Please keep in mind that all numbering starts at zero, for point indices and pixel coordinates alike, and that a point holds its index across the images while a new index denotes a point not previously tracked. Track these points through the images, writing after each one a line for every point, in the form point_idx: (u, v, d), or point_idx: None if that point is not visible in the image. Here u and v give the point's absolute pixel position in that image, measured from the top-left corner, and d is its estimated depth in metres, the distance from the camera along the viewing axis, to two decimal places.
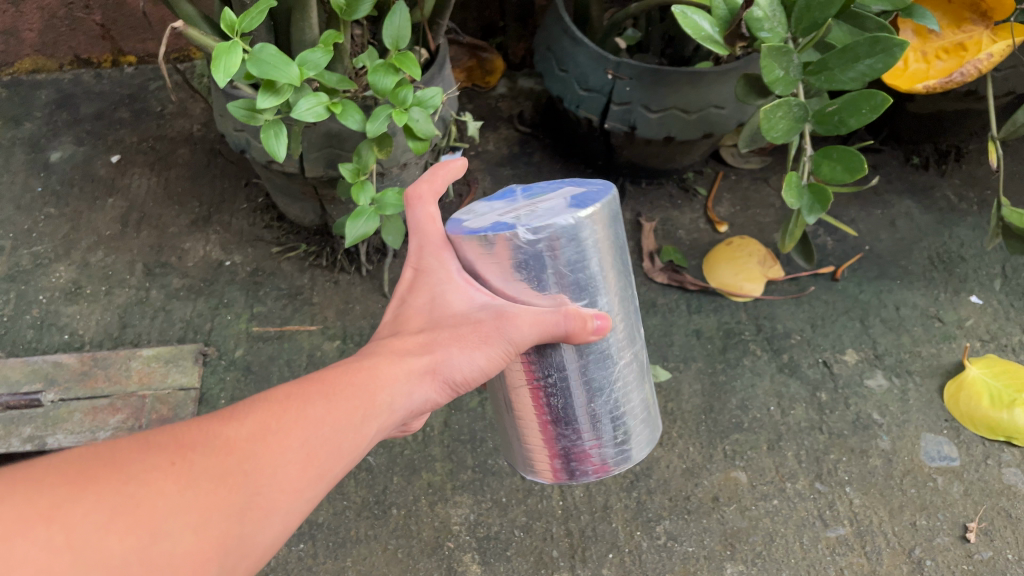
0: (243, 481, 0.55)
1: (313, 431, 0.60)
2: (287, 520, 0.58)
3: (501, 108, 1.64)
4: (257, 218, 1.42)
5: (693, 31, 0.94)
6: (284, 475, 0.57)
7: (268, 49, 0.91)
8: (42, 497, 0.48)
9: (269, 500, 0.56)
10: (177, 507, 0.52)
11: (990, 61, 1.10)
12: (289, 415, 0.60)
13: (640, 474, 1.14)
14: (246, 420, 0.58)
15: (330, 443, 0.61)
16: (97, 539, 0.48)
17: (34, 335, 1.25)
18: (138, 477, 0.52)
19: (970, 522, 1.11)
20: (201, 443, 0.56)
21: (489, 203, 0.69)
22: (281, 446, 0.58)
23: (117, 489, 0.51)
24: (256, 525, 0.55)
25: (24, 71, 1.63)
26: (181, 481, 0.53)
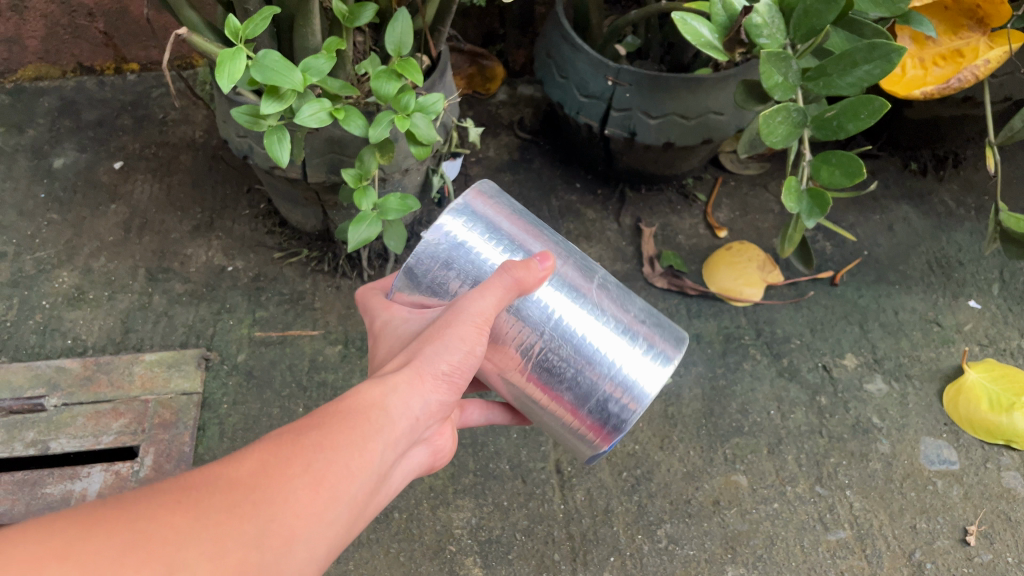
0: (253, 511, 0.54)
1: (318, 457, 0.60)
2: (310, 545, 0.57)
3: (502, 114, 1.65)
4: (259, 223, 1.43)
5: (692, 37, 0.96)
6: (295, 498, 0.57)
7: (272, 55, 0.92)
8: (52, 540, 0.46)
9: (286, 526, 0.55)
10: (190, 536, 0.50)
11: (988, 67, 1.15)
12: (288, 445, 0.60)
13: (641, 477, 1.14)
14: (247, 455, 0.58)
15: (335, 465, 0.60)
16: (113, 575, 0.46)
17: (37, 340, 1.26)
18: (145, 516, 0.50)
19: (969, 526, 1.11)
20: (205, 481, 0.55)
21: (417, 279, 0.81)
22: (288, 474, 0.57)
23: (126, 526, 0.49)
24: (277, 549, 0.54)
25: (27, 78, 1.64)
26: (189, 515, 0.51)
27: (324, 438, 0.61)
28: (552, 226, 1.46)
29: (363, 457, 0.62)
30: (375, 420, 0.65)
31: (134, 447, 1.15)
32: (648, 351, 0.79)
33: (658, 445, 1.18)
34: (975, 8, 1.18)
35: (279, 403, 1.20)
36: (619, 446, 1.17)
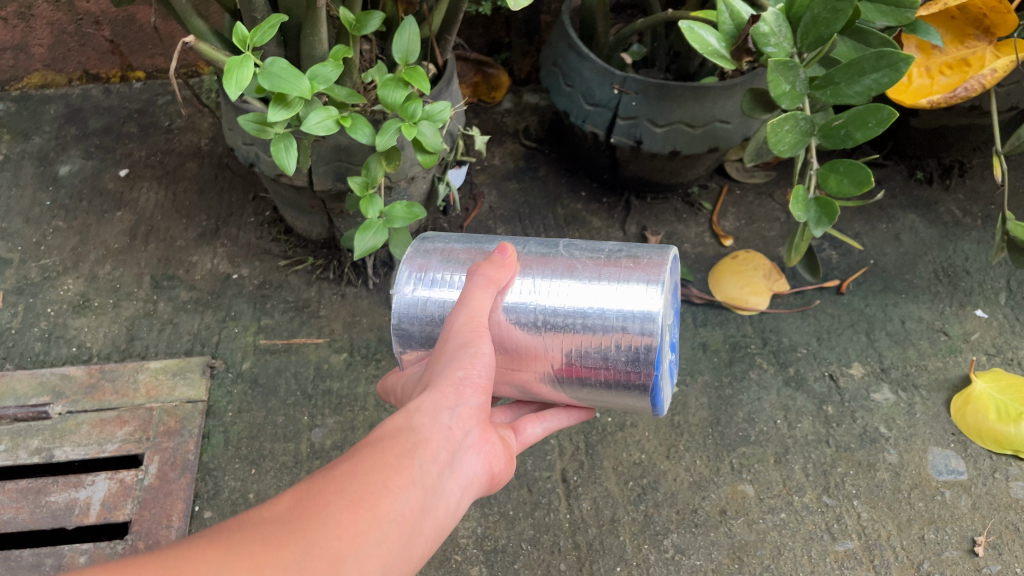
0: (292, 536, 0.51)
1: (352, 480, 0.57)
2: (362, 566, 0.53)
3: (507, 123, 1.65)
4: (264, 231, 1.43)
5: (699, 46, 0.97)
6: (335, 521, 0.53)
7: (279, 63, 0.92)
8: None
9: (330, 547, 0.52)
10: (224, 568, 0.47)
11: (994, 76, 1.11)
12: (321, 474, 0.57)
13: (647, 487, 1.14)
14: (280, 493, 0.55)
15: (372, 486, 0.57)
16: None
17: (42, 348, 1.26)
18: (177, 553, 0.47)
19: (978, 536, 1.11)
20: (236, 522, 0.52)
21: None
22: (324, 500, 0.54)
23: (153, 566, 0.46)
24: (326, 572, 0.50)
25: (33, 86, 1.64)
26: (223, 547, 0.49)
27: (358, 464, 0.59)
28: (557, 235, 1.46)
29: (402, 474, 0.59)
30: (406, 439, 0.63)
31: (138, 455, 1.14)
32: (626, 279, 0.76)
33: (664, 454, 1.17)
34: (981, 17, 1.18)
35: (284, 411, 1.20)
36: (625, 455, 1.17)
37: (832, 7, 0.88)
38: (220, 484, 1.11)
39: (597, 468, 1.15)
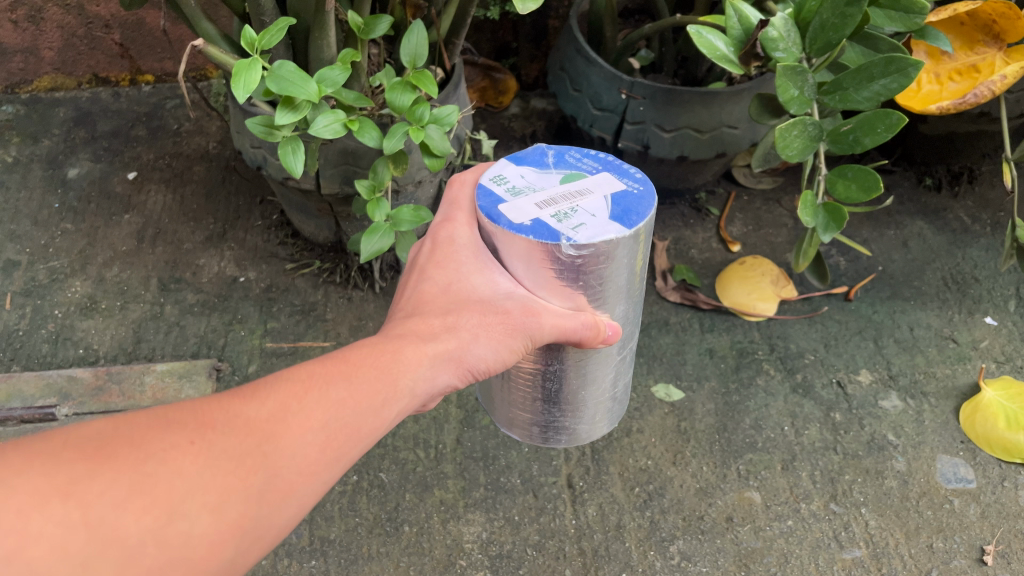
0: (261, 465, 0.56)
1: (333, 413, 0.60)
2: (306, 501, 0.58)
3: (514, 128, 1.66)
4: (272, 235, 1.43)
5: (707, 50, 0.96)
6: (302, 455, 0.58)
7: (287, 66, 0.93)
8: (60, 474, 0.50)
9: (286, 482, 0.57)
10: (192, 488, 0.53)
11: (1004, 82, 1.11)
12: (311, 396, 0.60)
13: (653, 493, 1.13)
14: (268, 397, 0.59)
15: (347, 428, 0.60)
16: (116, 519, 0.50)
17: (49, 349, 1.26)
18: (156, 456, 0.53)
19: (987, 545, 1.09)
20: (221, 423, 0.56)
21: (519, 177, 0.71)
22: (302, 427, 0.58)
23: (132, 467, 0.52)
24: (274, 504, 0.56)
25: (43, 89, 1.65)
26: (199, 460, 0.54)
27: (343, 396, 0.61)
28: None
29: (373, 422, 0.62)
30: (400, 386, 0.64)
31: None
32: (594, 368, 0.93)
33: (670, 460, 1.17)
34: (991, 24, 1.18)
35: None
36: (631, 461, 1.17)
37: (841, 12, 0.88)
38: None
39: (603, 474, 1.15)
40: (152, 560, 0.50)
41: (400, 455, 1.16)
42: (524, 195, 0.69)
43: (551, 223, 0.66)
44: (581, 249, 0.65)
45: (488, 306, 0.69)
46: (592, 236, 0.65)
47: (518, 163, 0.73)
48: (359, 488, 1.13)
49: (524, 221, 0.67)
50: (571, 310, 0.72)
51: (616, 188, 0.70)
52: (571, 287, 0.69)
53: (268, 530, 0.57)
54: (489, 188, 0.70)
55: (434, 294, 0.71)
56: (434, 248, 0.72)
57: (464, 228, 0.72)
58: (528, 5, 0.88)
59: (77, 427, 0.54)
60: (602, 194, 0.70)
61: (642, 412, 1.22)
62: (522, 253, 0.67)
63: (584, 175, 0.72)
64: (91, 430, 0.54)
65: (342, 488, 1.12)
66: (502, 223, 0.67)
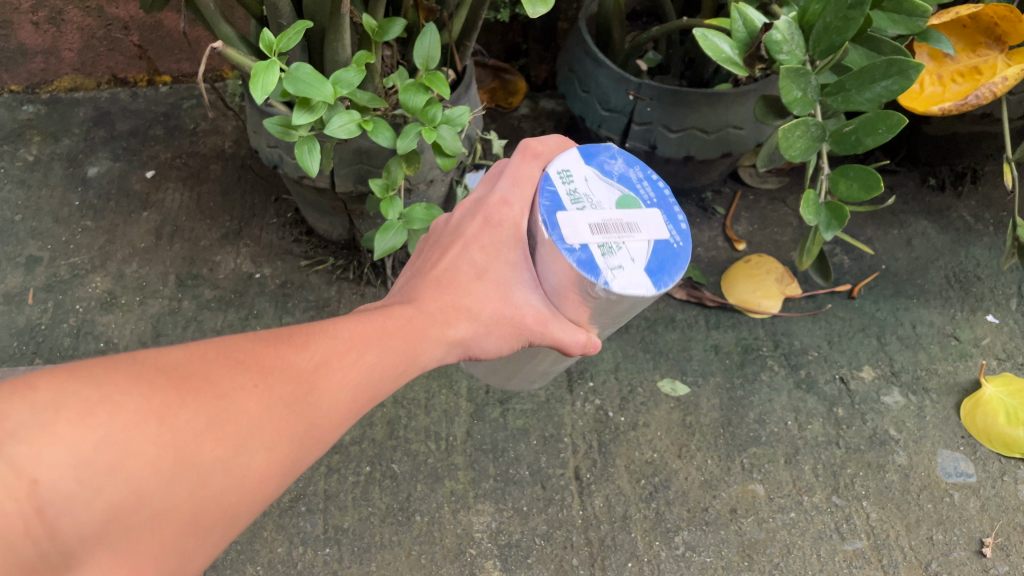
0: (307, 414, 0.58)
1: (365, 374, 0.63)
2: (326, 451, 0.61)
3: (524, 127, 1.68)
4: (286, 232, 1.47)
5: (712, 52, 0.98)
6: (338, 410, 0.60)
7: (304, 69, 0.96)
8: (155, 398, 0.49)
9: (324, 432, 0.59)
10: (258, 426, 0.54)
11: (1004, 84, 1.12)
12: (349, 356, 0.63)
13: (659, 485, 1.16)
14: (315, 350, 0.61)
15: (377, 387, 0.64)
16: (198, 447, 0.50)
17: (71, 343, 1.29)
18: (228, 393, 0.54)
19: (985, 538, 1.12)
20: (278, 370, 0.58)
21: (583, 181, 0.70)
22: (341, 382, 0.61)
23: (211, 399, 0.52)
24: (313, 448, 0.59)
25: (62, 89, 1.69)
26: (261, 402, 0.55)
27: (380, 357, 0.64)
28: None
29: (395, 382, 0.66)
30: (420, 359, 0.67)
31: None
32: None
33: (676, 453, 1.20)
34: (993, 26, 1.20)
35: None
36: (637, 454, 1.19)
37: (844, 15, 0.91)
38: None
39: (610, 466, 1.18)
40: (219, 487, 0.51)
41: (411, 446, 1.19)
42: (582, 207, 0.68)
43: (596, 254, 0.65)
44: (612, 292, 0.65)
45: (506, 305, 0.71)
46: (626, 287, 0.65)
47: (587, 163, 0.72)
48: (372, 478, 1.15)
49: (575, 243, 0.65)
50: (573, 325, 0.73)
51: (662, 236, 0.69)
52: (581, 308, 0.70)
53: (298, 474, 0.59)
54: (554, 184, 0.69)
55: (465, 273, 0.71)
56: (483, 227, 0.71)
57: (519, 219, 0.71)
58: (538, 9, 0.91)
59: (154, 353, 0.53)
60: (649, 236, 0.68)
61: (648, 406, 1.25)
62: (560, 273, 0.67)
63: (639, 204, 0.70)
64: (166, 357, 0.53)
65: (355, 478, 1.15)
66: (554, 236, 0.66)
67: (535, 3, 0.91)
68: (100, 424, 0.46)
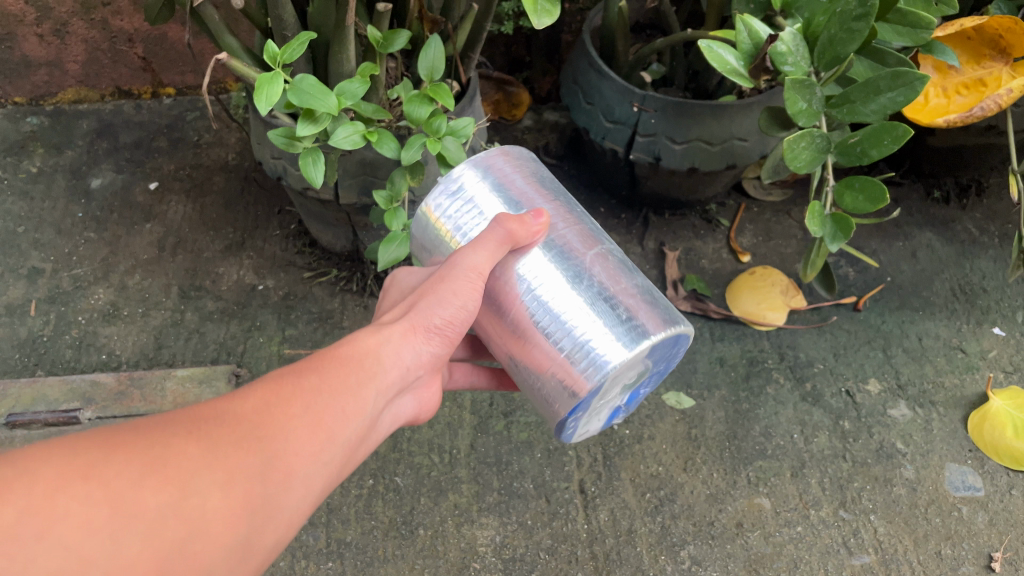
0: (258, 447, 0.58)
1: (310, 400, 0.63)
2: (308, 481, 0.61)
3: (527, 140, 1.68)
4: (289, 244, 1.46)
5: (718, 64, 0.98)
6: (295, 436, 0.60)
7: (308, 80, 0.96)
8: (78, 459, 0.50)
9: (285, 462, 0.59)
10: (204, 467, 0.54)
11: (1010, 96, 1.13)
12: (292, 390, 0.63)
13: (664, 499, 1.15)
14: (250, 394, 0.61)
15: (330, 408, 0.64)
16: (136, 496, 0.50)
17: (73, 355, 1.29)
18: (163, 443, 0.54)
19: (995, 552, 1.11)
20: (215, 416, 0.58)
21: None
22: (287, 416, 0.61)
23: (144, 452, 0.52)
24: (280, 483, 0.58)
25: (66, 101, 1.69)
26: (202, 445, 0.55)
27: (323, 380, 0.66)
28: None
29: (356, 399, 0.67)
30: (369, 365, 0.70)
31: None
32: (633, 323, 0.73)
33: (681, 466, 1.19)
34: (997, 38, 1.20)
35: None
36: (642, 467, 1.18)
37: (849, 27, 0.91)
38: None
39: (615, 479, 1.17)
40: (177, 531, 0.51)
41: (415, 460, 1.18)
42: None
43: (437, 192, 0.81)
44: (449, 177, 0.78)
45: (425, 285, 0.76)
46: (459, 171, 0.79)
47: None
48: (375, 491, 1.14)
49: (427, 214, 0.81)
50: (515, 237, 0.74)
51: None
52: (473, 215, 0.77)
53: (276, 515, 0.58)
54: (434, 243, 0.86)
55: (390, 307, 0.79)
56: None
57: None
58: (543, 20, 0.91)
59: (86, 428, 0.53)
60: None
61: (653, 419, 1.24)
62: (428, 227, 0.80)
63: None
64: (95, 428, 0.53)
65: (359, 492, 1.14)
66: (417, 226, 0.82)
67: (540, 14, 0.91)
68: (20, 496, 0.47)
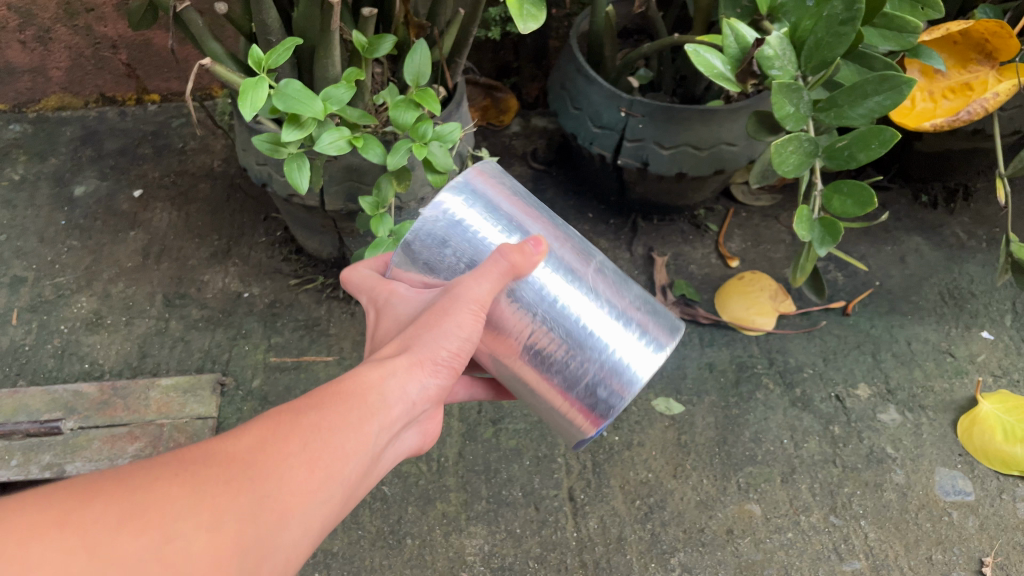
0: (249, 487, 0.56)
1: (306, 437, 0.61)
2: (304, 522, 0.59)
3: (515, 146, 1.68)
4: (275, 251, 1.45)
5: (705, 69, 0.97)
6: (289, 475, 0.58)
7: (293, 85, 0.95)
8: (52, 507, 0.49)
9: (278, 501, 0.57)
10: (186, 509, 0.53)
11: (996, 100, 1.14)
12: (285, 428, 0.61)
13: (654, 506, 1.14)
14: (246, 433, 0.60)
15: (327, 444, 0.62)
16: (112, 541, 0.49)
17: (55, 364, 1.27)
18: (145, 487, 0.53)
19: (985, 557, 1.11)
20: (203, 455, 0.57)
21: None
22: (282, 453, 0.59)
23: (124, 497, 0.52)
24: (273, 522, 0.56)
25: (50, 108, 1.68)
26: (187, 485, 0.54)
27: (321, 418, 0.63)
28: None
29: (355, 436, 0.64)
30: (370, 401, 0.67)
31: None
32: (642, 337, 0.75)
33: (671, 473, 1.18)
34: (984, 42, 1.19)
35: None
36: (632, 474, 1.17)
37: (835, 31, 0.91)
38: None
39: (605, 487, 1.16)
40: None
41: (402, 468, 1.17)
42: None
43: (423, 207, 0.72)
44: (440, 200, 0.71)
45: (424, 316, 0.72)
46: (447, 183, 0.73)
47: None
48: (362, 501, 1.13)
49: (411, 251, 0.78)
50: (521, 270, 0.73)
51: None
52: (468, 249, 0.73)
53: (271, 556, 0.56)
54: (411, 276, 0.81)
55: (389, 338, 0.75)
56: None
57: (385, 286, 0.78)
58: (530, 25, 0.91)
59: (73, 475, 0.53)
60: None
61: (643, 425, 1.23)
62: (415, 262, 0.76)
63: None
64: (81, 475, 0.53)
65: None
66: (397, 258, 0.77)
67: (526, 19, 0.91)
68: None
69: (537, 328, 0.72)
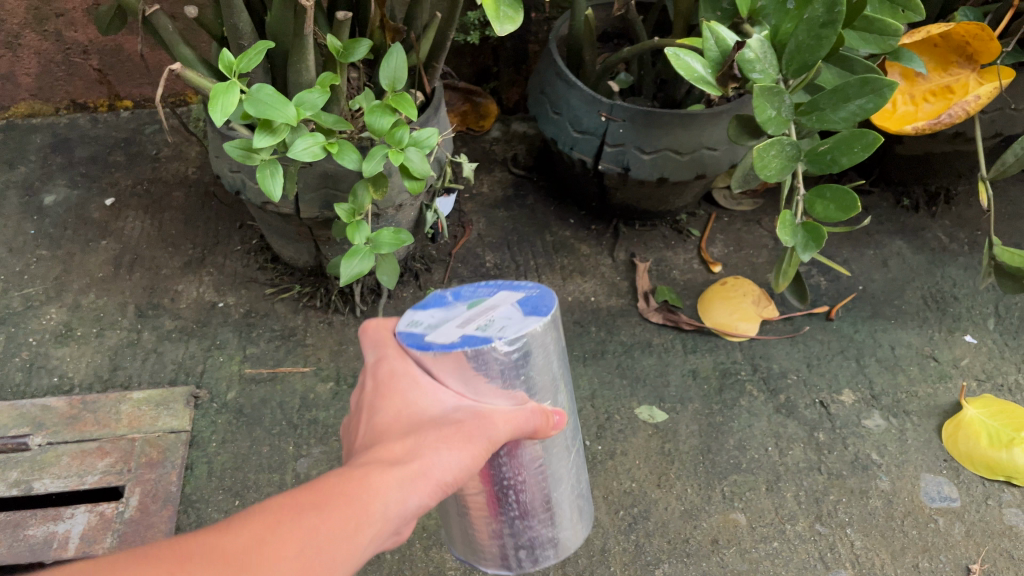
0: None
1: (299, 544, 0.55)
2: None
3: (495, 151, 1.66)
4: (251, 259, 1.42)
5: (685, 72, 0.97)
6: None
7: (265, 90, 0.92)
8: None
9: None
10: None
11: (978, 103, 1.13)
12: (285, 524, 0.56)
13: (638, 516, 1.12)
14: (239, 531, 0.55)
15: (324, 550, 0.56)
16: None
17: (23, 378, 1.24)
18: None
19: (972, 564, 1.09)
20: (195, 556, 0.52)
21: (428, 317, 0.69)
22: (276, 556, 0.54)
23: None
24: None
25: (19, 115, 1.64)
26: None
27: (320, 521, 0.57)
28: (545, 261, 1.46)
29: (349, 545, 0.58)
30: (373, 510, 0.60)
31: (119, 488, 1.12)
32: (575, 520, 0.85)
33: (655, 482, 1.16)
34: (965, 45, 1.19)
35: (269, 441, 1.18)
36: (615, 484, 1.16)
37: (816, 33, 0.89)
38: (204, 516, 1.09)
39: None
40: None
41: None
42: (441, 325, 0.67)
43: (479, 331, 0.64)
44: (511, 341, 0.64)
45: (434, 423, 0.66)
46: (519, 329, 0.64)
47: (421, 307, 0.71)
48: None
49: (454, 338, 0.64)
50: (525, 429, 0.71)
51: (518, 295, 0.70)
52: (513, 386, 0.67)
53: None
54: (408, 331, 0.68)
55: (384, 424, 0.67)
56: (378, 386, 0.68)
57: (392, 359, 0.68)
58: (507, 28, 0.90)
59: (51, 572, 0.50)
60: (508, 301, 0.69)
61: (626, 434, 1.21)
62: (452, 366, 0.64)
63: (484, 297, 0.70)
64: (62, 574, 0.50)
65: None
66: (432, 350, 0.64)
67: (503, 22, 0.90)
68: None
69: (527, 481, 0.76)
